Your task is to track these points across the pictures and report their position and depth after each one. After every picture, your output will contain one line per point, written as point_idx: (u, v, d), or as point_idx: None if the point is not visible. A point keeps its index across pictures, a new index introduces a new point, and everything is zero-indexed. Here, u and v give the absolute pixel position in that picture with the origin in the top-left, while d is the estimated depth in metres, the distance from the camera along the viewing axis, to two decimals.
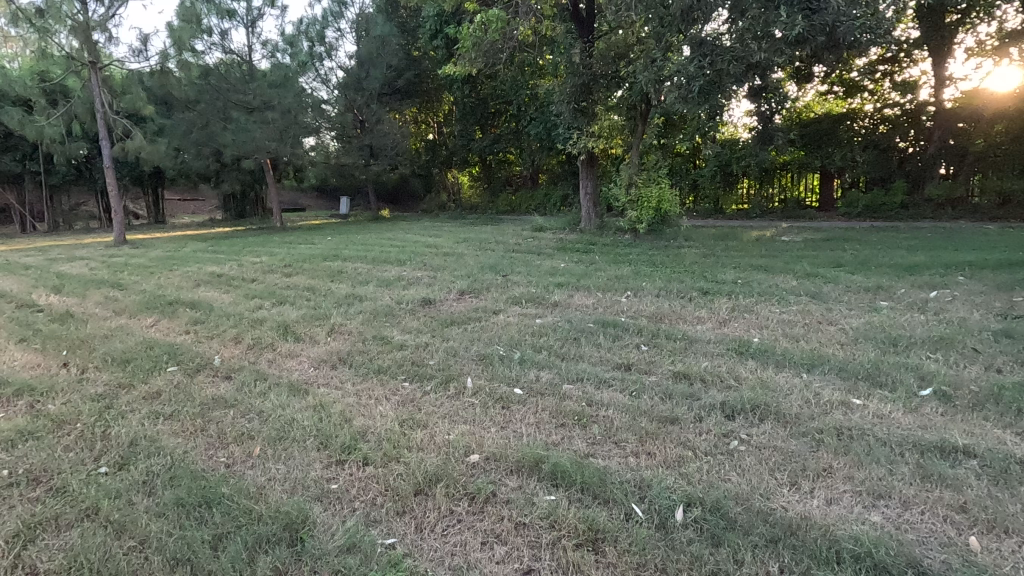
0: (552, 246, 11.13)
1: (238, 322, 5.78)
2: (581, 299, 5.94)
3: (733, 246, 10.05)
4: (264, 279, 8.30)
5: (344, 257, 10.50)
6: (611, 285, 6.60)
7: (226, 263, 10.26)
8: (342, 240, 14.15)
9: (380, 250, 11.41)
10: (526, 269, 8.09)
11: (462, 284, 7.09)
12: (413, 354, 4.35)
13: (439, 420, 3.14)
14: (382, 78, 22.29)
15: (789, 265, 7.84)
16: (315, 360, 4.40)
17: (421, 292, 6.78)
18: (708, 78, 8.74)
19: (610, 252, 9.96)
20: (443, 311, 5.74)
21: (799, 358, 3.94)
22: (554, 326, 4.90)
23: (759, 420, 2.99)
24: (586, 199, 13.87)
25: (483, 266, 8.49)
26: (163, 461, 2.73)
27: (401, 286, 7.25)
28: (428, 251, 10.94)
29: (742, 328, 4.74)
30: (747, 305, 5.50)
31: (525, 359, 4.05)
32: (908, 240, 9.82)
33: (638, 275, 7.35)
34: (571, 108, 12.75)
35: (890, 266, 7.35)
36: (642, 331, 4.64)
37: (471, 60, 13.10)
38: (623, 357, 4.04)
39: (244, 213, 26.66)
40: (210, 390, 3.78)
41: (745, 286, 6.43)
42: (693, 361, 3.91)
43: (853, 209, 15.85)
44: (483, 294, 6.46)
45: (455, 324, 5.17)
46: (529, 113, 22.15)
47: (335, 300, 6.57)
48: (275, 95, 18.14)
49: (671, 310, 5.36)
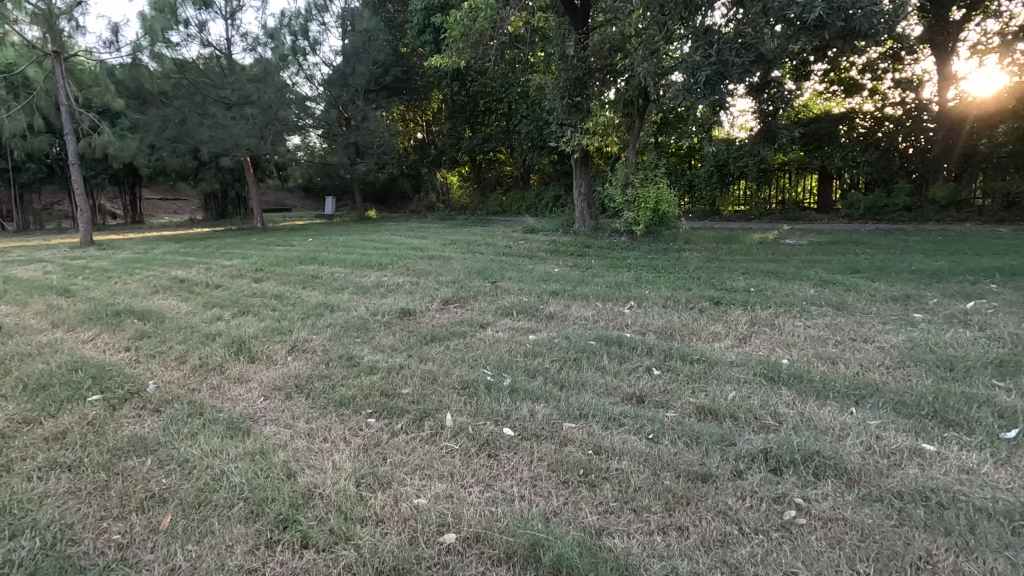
0: (546, 248, 10.49)
1: (189, 336, 5.06)
2: (580, 311, 5.29)
3: (737, 249, 9.51)
4: (230, 284, 7.56)
5: (323, 260, 9.78)
6: (612, 294, 5.96)
7: (193, 266, 9.50)
8: (323, 242, 13.41)
9: (362, 253, 10.70)
10: (517, 275, 7.43)
11: (447, 291, 6.42)
12: (384, 381, 3.67)
13: (407, 476, 2.48)
14: (368, 74, 21.53)
15: (803, 270, 7.26)
16: (267, 387, 3.71)
17: (401, 301, 6.10)
18: (716, 66, 8.01)
19: (606, 256, 9.35)
20: (424, 324, 5.06)
21: (843, 386, 3.30)
22: (550, 344, 4.24)
23: (815, 477, 2.35)
24: (580, 200, 13.22)
25: (471, 271, 7.82)
26: (30, 548, 2.06)
27: (379, 294, 6.56)
28: (412, 254, 10.23)
29: (766, 348, 4.11)
30: (767, 319, 4.87)
31: (517, 388, 3.39)
32: (923, 244, 9.26)
33: (640, 281, 6.74)
34: (564, 102, 12.08)
35: (912, 272, 6.76)
36: (652, 351, 4.00)
37: (459, 52, 12.43)
38: (632, 386, 3.39)
39: (225, 213, 25.77)
40: (128, 429, 3.07)
41: (760, 295, 5.83)
42: (717, 392, 3.27)
43: (854, 210, 15.28)
44: (470, 304, 5.80)
45: (435, 341, 4.50)
46: (520, 111, 21.51)
47: (305, 311, 5.87)
48: (254, 90, 17.34)
49: (682, 325, 4.72)
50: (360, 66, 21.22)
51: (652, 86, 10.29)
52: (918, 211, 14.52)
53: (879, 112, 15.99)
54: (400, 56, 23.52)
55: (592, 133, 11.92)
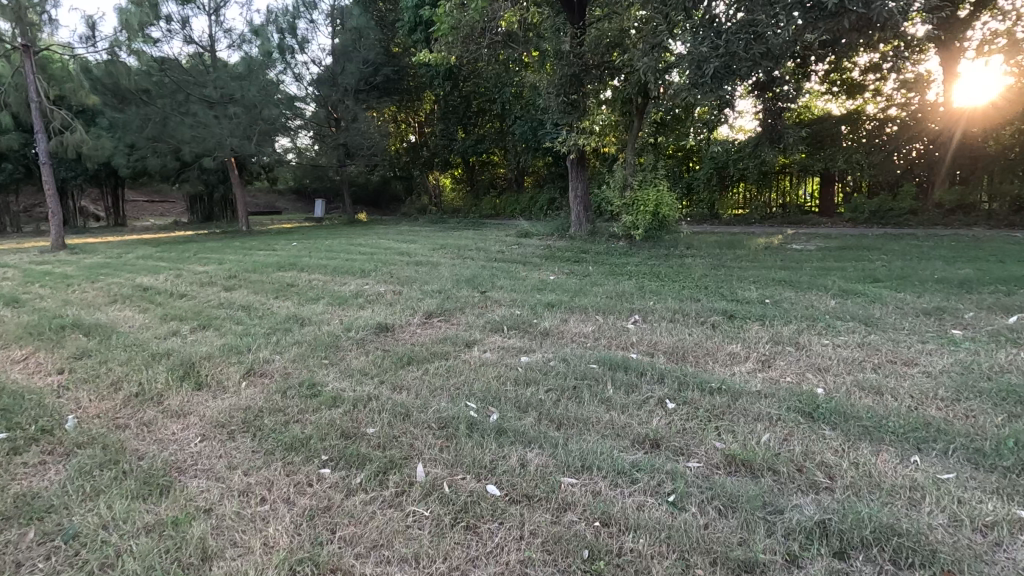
0: (540, 254, 9.94)
1: (133, 355, 4.44)
2: (579, 326, 4.72)
3: (741, 255, 9.00)
4: (197, 293, 6.94)
5: (303, 266, 9.18)
6: (614, 305, 5.40)
7: (162, 273, 8.86)
8: (308, 246, 12.83)
9: (345, 258, 10.10)
10: (509, 283, 6.86)
11: (432, 302, 5.84)
12: (348, 416, 3.08)
13: (359, 563, 1.91)
14: (358, 73, 20.93)
15: (817, 278, 6.73)
16: (206, 425, 3.09)
17: (381, 314, 5.51)
18: (723, 60, 7.55)
19: (605, 261, 8.81)
20: (402, 343, 4.48)
21: (899, 425, 2.75)
22: (545, 369, 3.66)
23: (891, 567, 1.80)
24: (576, 202, 12.67)
25: (458, 279, 7.25)
26: None
27: (357, 306, 5.97)
28: (399, 260, 9.65)
29: (795, 375, 3.54)
30: (790, 337, 4.31)
31: (506, 430, 2.81)
32: (939, 250, 8.76)
33: (643, 290, 6.19)
34: (560, 100, 11.52)
35: (936, 280, 6.24)
36: (666, 379, 3.43)
37: (449, 46, 12.05)
38: (645, 426, 2.82)
39: (211, 216, 25.07)
40: (20, 485, 2.46)
41: (776, 307, 5.29)
42: (748, 436, 2.71)
43: (859, 214, 14.80)
44: (457, 317, 5.21)
45: (413, 364, 3.91)
46: (514, 111, 20.99)
47: (272, 325, 5.25)
48: (237, 88, 16.68)
49: (695, 344, 4.16)
50: (350, 64, 20.61)
51: (652, 82, 9.76)
52: (925, 215, 14.04)
53: (882, 113, 15.52)
54: (392, 55, 22.94)
55: (588, 133, 11.45)
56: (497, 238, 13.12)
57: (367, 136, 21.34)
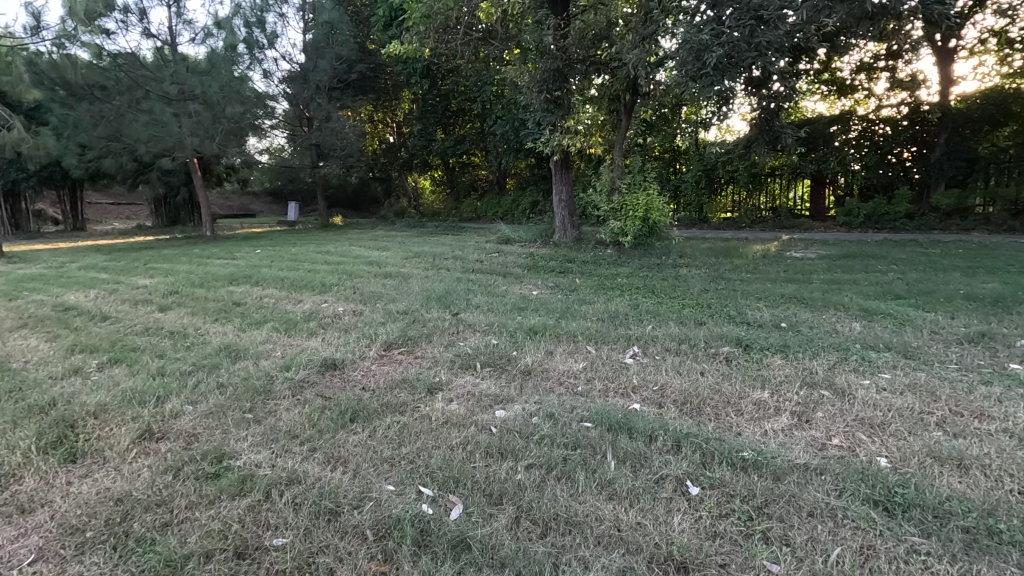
0: (522, 263, 9.17)
1: (5, 404, 3.51)
2: (568, 363, 3.90)
3: (739, 265, 8.30)
4: (123, 315, 5.98)
5: (259, 279, 8.24)
6: (607, 332, 4.61)
7: (96, 288, 7.84)
8: (272, 254, 11.86)
9: (308, 269, 9.18)
10: (487, 301, 6.06)
11: (393, 328, 4.97)
12: (254, 516, 2.22)
13: None
14: (332, 70, 19.93)
15: (831, 294, 6.04)
16: (52, 530, 2.21)
17: (332, 344, 4.62)
18: (727, 51, 6.82)
19: (593, 272, 8.06)
20: (349, 388, 3.61)
21: (1014, 528, 2.00)
22: (527, 433, 2.83)
23: None
24: (560, 207, 11.88)
25: (430, 296, 6.41)
26: None
27: (308, 332, 5.08)
28: (366, 271, 8.76)
29: (845, 437, 2.77)
30: (824, 378, 3.53)
31: (471, 544, 2.00)
32: (951, 259, 8.15)
33: (639, 311, 5.42)
34: (543, 97, 10.58)
35: (966, 297, 5.58)
36: (684, 448, 2.63)
37: (422, 36, 11.34)
38: (666, 536, 2.03)
39: (177, 219, 23.83)
40: None
41: (794, 333, 4.56)
42: (811, 551, 1.94)
43: (853, 218, 14.27)
44: (423, 349, 4.37)
45: (358, 423, 3.06)
46: (495, 111, 20.19)
47: (197, 360, 4.33)
48: (197, 83, 15.54)
49: (709, 389, 3.37)
50: (322, 61, 19.58)
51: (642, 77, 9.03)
52: (921, 219, 13.53)
53: (874, 113, 14.88)
54: (368, 52, 21.97)
55: (573, 133, 10.62)
56: (475, 245, 12.31)
57: (341, 137, 20.34)
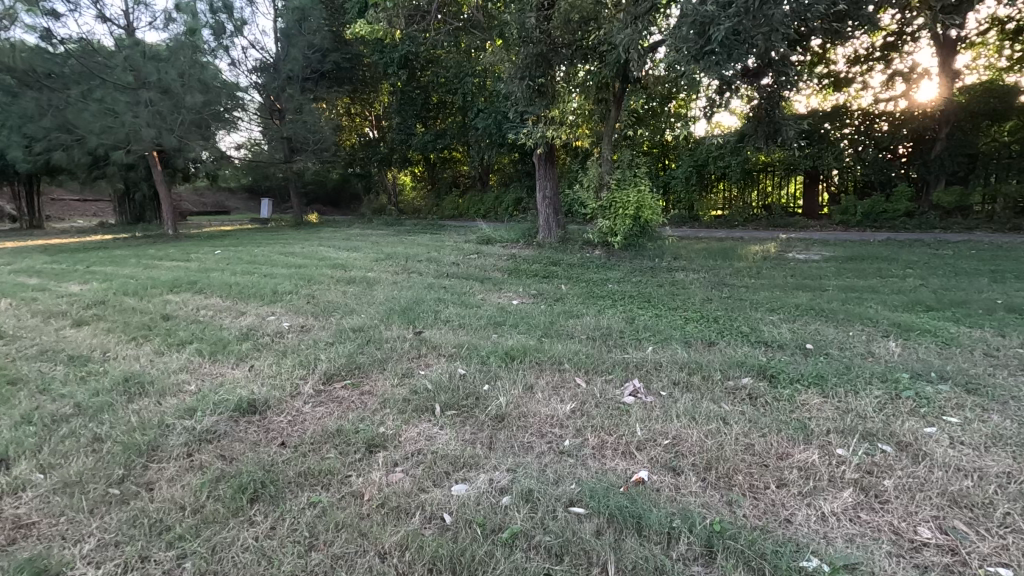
0: (502, 266, 8.37)
1: None
2: (552, 404, 3.06)
3: (740, 268, 7.59)
4: (25, 333, 5.01)
5: (204, 286, 7.28)
6: (599, 357, 3.78)
7: (12, 296, 6.83)
8: (231, 255, 10.90)
9: (264, 273, 8.26)
10: (458, 314, 5.21)
11: (340, 351, 4.09)
12: None
13: None
14: (304, 60, 18.82)
15: (852, 304, 5.29)
16: None
17: (261, 375, 3.73)
18: (739, 23, 5.96)
19: (580, 277, 7.27)
20: (263, 446, 2.73)
21: None
22: (493, 527, 2.00)
23: None
24: (544, 205, 11.05)
25: (395, 308, 5.55)
26: None
27: (239, 356, 4.18)
28: (329, 276, 7.86)
29: (941, 531, 1.98)
30: (880, 426, 2.74)
31: None
32: (969, 261, 7.47)
33: (636, 327, 4.61)
34: (524, 85, 9.68)
35: (1010, 308, 4.86)
36: (720, 559, 1.82)
37: (393, 18, 10.37)
38: None
39: (142, 217, 22.57)
40: None
41: (823, 358, 3.78)
42: None
43: (850, 217, 13.64)
44: (372, 383, 3.51)
45: (260, 507, 2.20)
46: (477, 104, 19.30)
47: (83, 398, 3.41)
48: (153, 70, 14.40)
49: (738, 446, 2.56)
50: (293, 49, 18.49)
51: (633, 61, 8.22)
52: (921, 217, 12.92)
53: (870, 107, 14.25)
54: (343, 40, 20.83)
55: (559, 123, 10.06)
56: (452, 245, 11.46)
57: (314, 130, 19.24)
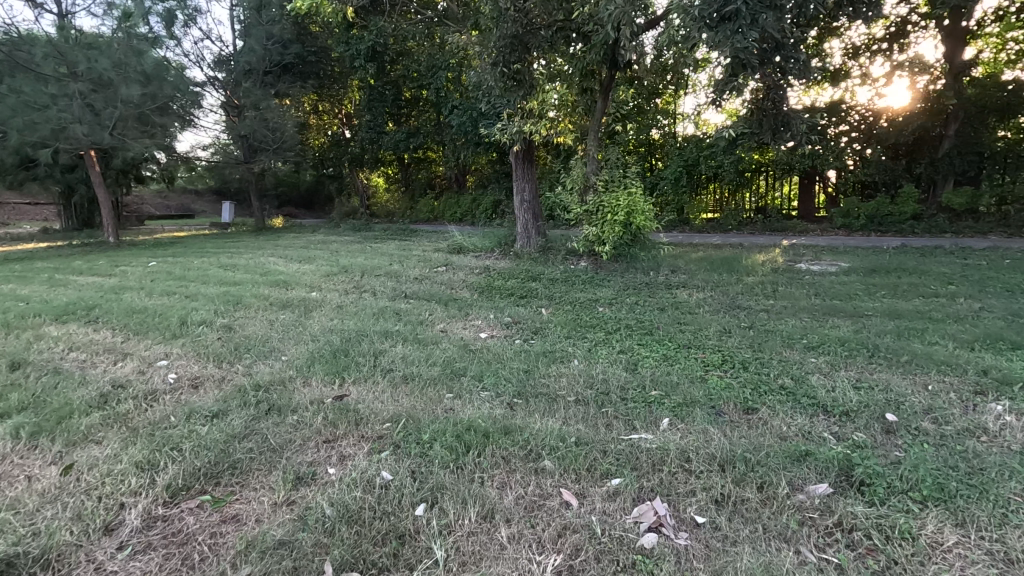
0: (473, 282, 7.13)
1: None
2: (525, 560, 1.84)
3: (751, 284, 6.45)
4: None
5: (103, 313, 5.88)
6: (598, 445, 2.55)
7: None
8: (162, 268, 9.40)
9: (187, 294, 6.89)
10: (406, 359, 3.93)
11: (218, 433, 2.78)
12: None
13: None
14: (262, 52, 17.33)
15: (909, 339, 4.15)
16: None
17: (76, 480, 2.40)
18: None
19: (563, 297, 6.10)
20: None
21: None
22: None
23: None
24: (523, 209, 9.82)
25: (327, 349, 4.26)
26: None
27: (69, 440, 2.82)
28: (263, 297, 6.53)
29: None
30: None
31: None
32: (1013, 274, 6.46)
33: (642, 380, 3.40)
34: (497, 72, 8.30)
35: None
36: None
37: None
38: None
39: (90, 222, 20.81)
40: None
41: (920, 438, 2.61)
42: None
43: (852, 220, 12.67)
44: (244, 502, 2.23)
45: None
46: (451, 99, 18.08)
47: None
48: (84, 59, 12.80)
49: None
50: (251, 40, 17.04)
51: (625, 43, 7.06)
52: (928, 221, 11.99)
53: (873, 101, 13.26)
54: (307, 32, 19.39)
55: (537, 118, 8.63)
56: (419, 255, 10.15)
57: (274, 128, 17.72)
